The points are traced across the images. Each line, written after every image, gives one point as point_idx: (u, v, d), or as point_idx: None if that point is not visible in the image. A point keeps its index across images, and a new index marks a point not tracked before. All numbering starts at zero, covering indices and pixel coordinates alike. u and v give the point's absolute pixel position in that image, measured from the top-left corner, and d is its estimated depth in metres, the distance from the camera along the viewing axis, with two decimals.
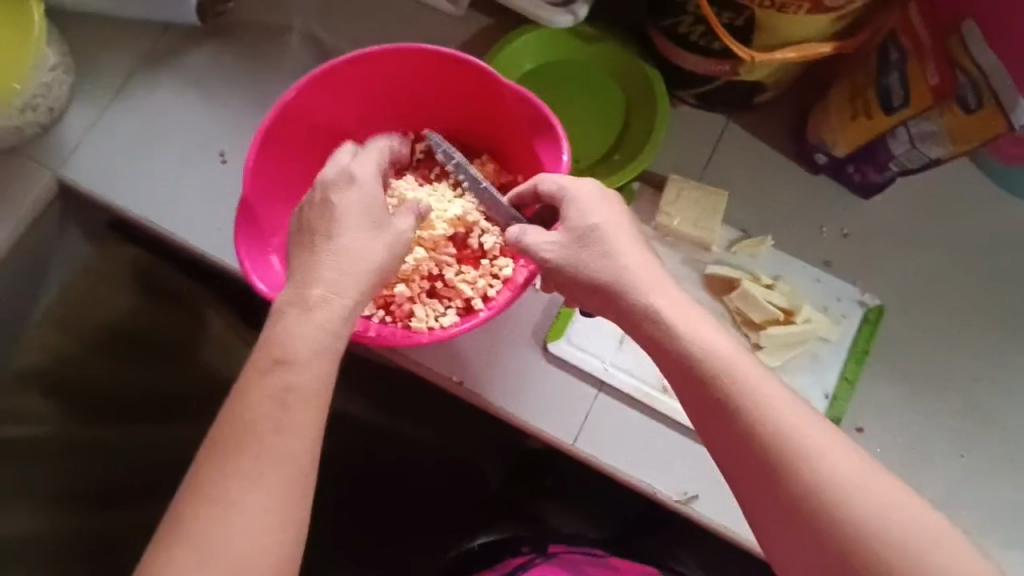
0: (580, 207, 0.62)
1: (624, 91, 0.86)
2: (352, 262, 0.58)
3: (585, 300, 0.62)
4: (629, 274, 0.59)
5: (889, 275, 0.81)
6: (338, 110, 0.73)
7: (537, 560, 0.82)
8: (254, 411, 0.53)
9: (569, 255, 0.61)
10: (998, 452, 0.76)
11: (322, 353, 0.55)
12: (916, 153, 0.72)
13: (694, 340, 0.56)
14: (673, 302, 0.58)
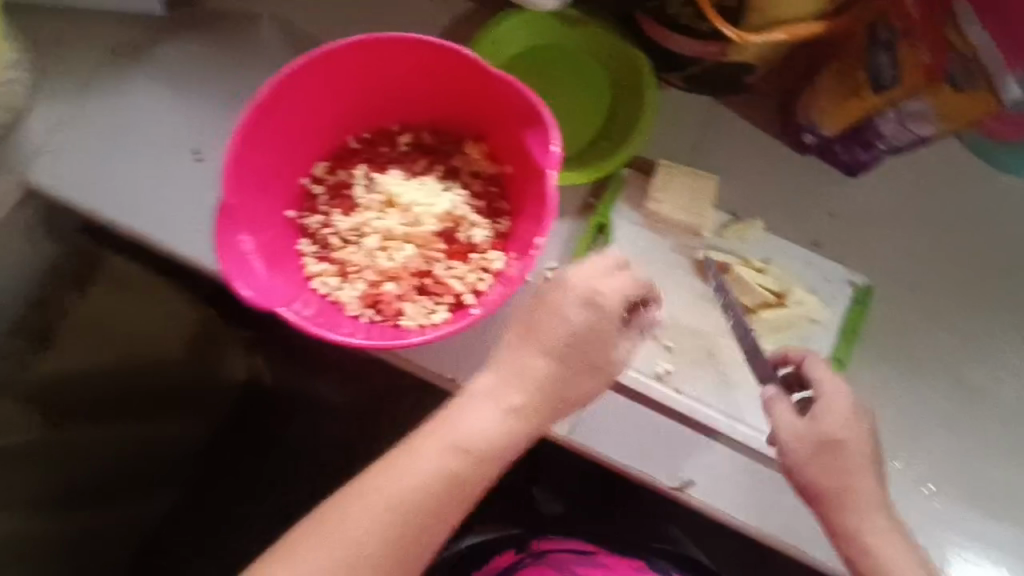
0: (835, 419, 0.67)
1: (613, 78, 0.85)
2: (552, 373, 0.67)
3: (802, 469, 0.68)
4: (846, 417, 0.68)
5: (876, 254, 0.81)
6: (320, 104, 0.72)
7: (527, 561, 0.80)
8: (424, 482, 0.63)
9: (804, 455, 0.67)
10: (985, 426, 0.77)
11: (482, 454, 0.64)
12: (906, 132, 0.72)
13: (834, 480, 0.66)
14: (856, 443, 0.67)
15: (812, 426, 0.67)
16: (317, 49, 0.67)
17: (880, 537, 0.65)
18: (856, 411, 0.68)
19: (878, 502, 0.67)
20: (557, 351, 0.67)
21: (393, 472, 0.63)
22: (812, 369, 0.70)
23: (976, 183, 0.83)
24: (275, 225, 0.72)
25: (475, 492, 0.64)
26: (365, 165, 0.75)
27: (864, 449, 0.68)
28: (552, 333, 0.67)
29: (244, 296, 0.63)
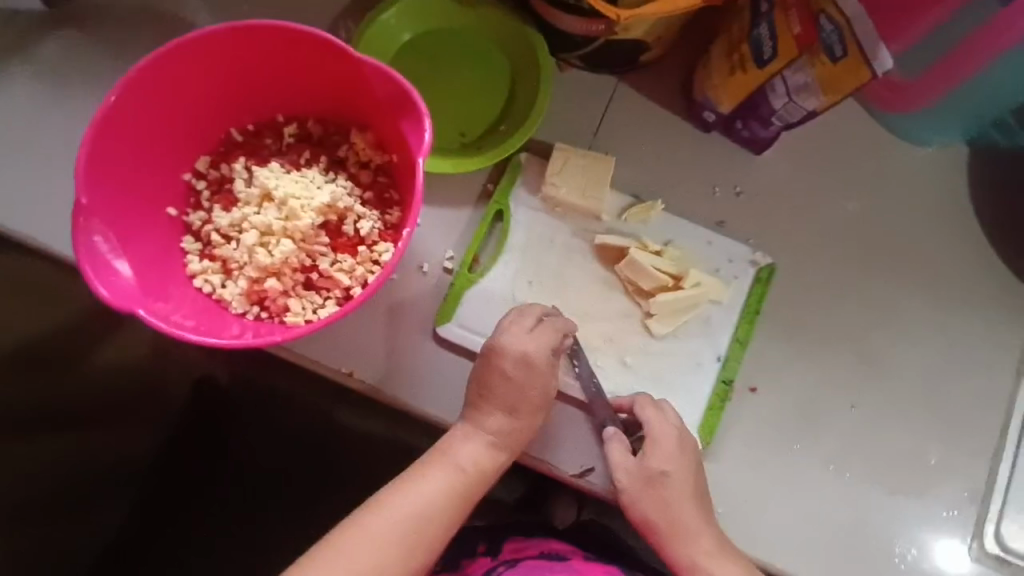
0: (660, 460, 0.69)
1: (510, 63, 0.83)
2: (517, 415, 0.68)
3: (636, 512, 0.70)
4: (668, 456, 0.69)
5: (782, 232, 0.80)
6: (194, 96, 0.71)
7: (500, 569, 0.76)
8: (442, 487, 0.66)
9: (638, 495, 0.69)
10: (890, 402, 0.76)
11: (461, 493, 0.67)
12: (793, 105, 0.70)
13: (679, 521, 0.68)
14: (681, 475, 0.69)
15: (638, 466, 0.69)
16: (178, 40, 0.66)
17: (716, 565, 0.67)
18: (677, 449, 0.70)
19: (705, 526, 0.69)
20: (520, 400, 0.68)
21: (405, 488, 0.66)
22: (641, 411, 0.71)
23: (881, 155, 0.81)
24: (147, 223, 0.69)
25: (470, 500, 0.67)
26: (244, 158, 0.73)
27: (690, 482, 0.69)
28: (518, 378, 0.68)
29: (98, 295, 0.61)
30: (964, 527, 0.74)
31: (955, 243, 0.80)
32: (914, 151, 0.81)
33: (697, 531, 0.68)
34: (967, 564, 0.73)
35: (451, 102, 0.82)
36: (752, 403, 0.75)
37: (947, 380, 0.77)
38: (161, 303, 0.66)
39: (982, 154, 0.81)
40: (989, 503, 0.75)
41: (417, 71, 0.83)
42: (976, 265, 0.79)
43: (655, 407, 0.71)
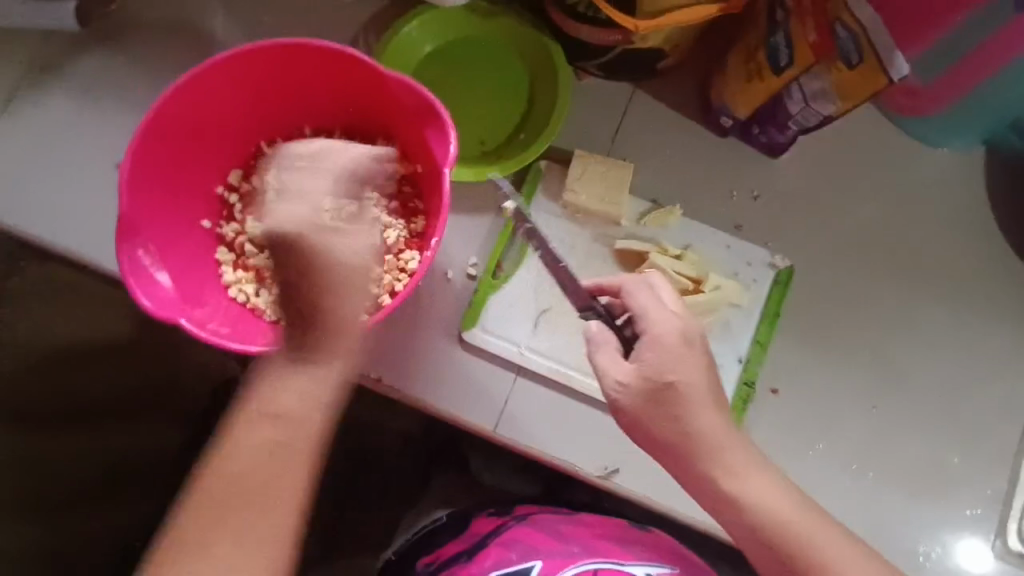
0: (659, 352, 0.61)
1: (530, 73, 0.85)
2: (331, 320, 0.60)
3: (643, 426, 0.61)
4: (673, 358, 0.61)
5: (800, 235, 0.81)
6: (227, 110, 0.73)
7: (510, 523, 0.76)
8: (315, 385, 0.59)
9: (642, 404, 0.61)
10: (910, 403, 0.77)
11: (320, 406, 0.59)
12: (811, 111, 0.71)
13: (695, 426, 0.61)
14: (689, 382, 0.61)
15: (637, 373, 0.61)
16: (210, 58, 0.67)
17: (746, 483, 0.62)
18: (681, 345, 0.62)
19: (729, 438, 0.62)
20: (321, 284, 0.60)
21: (277, 390, 0.59)
22: (630, 298, 0.64)
23: (897, 158, 0.82)
24: (183, 236, 0.71)
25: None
26: (274, 171, 0.75)
27: (697, 386, 0.62)
28: (315, 261, 0.61)
29: (142, 306, 0.62)
30: (985, 525, 0.75)
31: (973, 244, 0.80)
32: (930, 154, 0.82)
33: (712, 433, 0.62)
34: (988, 561, 0.74)
35: (473, 112, 0.84)
36: (774, 404, 0.77)
37: (967, 380, 0.78)
38: (199, 313, 0.68)
39: (998, 156, 0.81)
40: (1013, 502, 0.75)
41: (440, 82, 0.85)
42: (994, 266, 0.80)
43: (646, 285, 0.64)
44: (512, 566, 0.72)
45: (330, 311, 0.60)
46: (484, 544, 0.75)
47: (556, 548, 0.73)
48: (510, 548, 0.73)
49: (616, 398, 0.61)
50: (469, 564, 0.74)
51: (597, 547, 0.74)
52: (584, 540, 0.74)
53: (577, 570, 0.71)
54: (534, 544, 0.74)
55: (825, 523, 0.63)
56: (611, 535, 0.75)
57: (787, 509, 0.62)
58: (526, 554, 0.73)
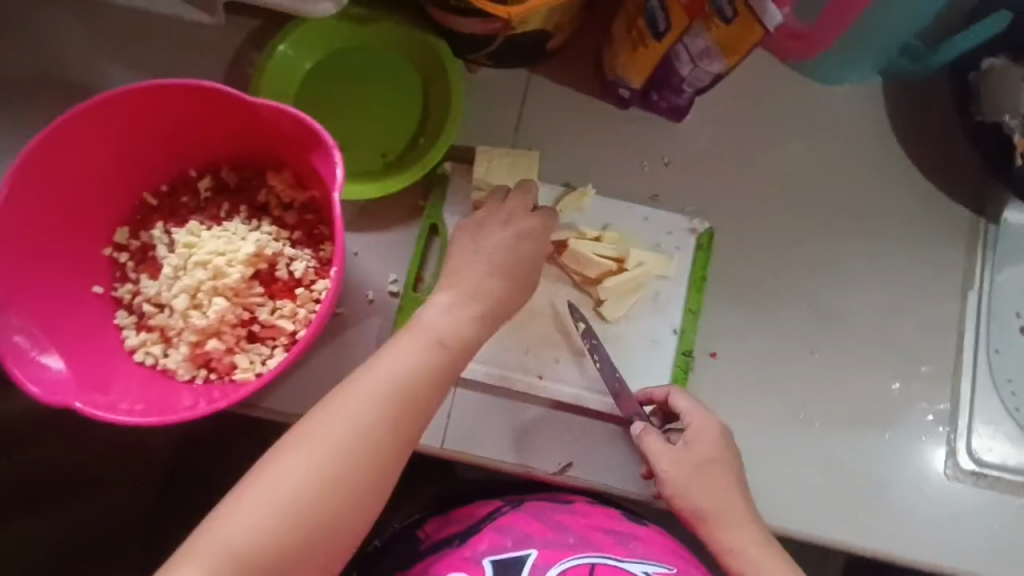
0: (701, 442, 0.68)
1: (419, 74, 0.81)
2: (510, 284, 0.66)
3: (684, 504, 0.67)
4: (713, 444, 0.68)
5: (715, 195, 0.80)
6: (95, 168, 0.68)
7: (505, 509, 0.72)
8: (418, 363, 0.60)
9: (684, 483, 0.67)
10: (847, 343, 0.78)
11: (403, 375, 0.59)
12: (700, 71, 0.70)
13: (728, 507, 0.67)
14: (724, 464, 0.68)
15: (681, 454, 0.68)
16: (59, 119, 0.63)
17: (754, 546, 0.65)
18: (722, 436, 0.69)
19: (752, 516, 0.67)
20: (498, 267, 0.66)
21: (376, 364, 0.60)
22: (675, 400, 0.70)
23: (797, 102, 0.82)
24: (72, 307, 0.67)
25: (422, 412, 0.59)
26: (162, 222, 0.70)
27: (732, 471, 0.68)
28: (525, 256, 0.68)
29: (32, 394, 0.60)
30: (937, 448, 0.75)
31: (882, 174, 0.81)
32: (829, 92, 0.82)
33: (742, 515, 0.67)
34: (944, 482, 0.75)
35: (366, 124, 0.81)
36: (715, 368, 0.76)
37: (897, 310, 0.78)
38: (105, 388, 0.64)
39: (892, 84, 0.82)
40: (958, 420, 0.76)
41: (324, 99, 0.80)
42: (906, 193, 0.80)
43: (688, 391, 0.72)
44: (506, 552, 0.69)
45: (475, 284, 0.65)
46: (478, 528, 0.71)
47: (551, 538, 0.69)
48: (505, 535, 0.70)
49: (664, 477, 0.68)
50: (462, 547, 0.70)
51: (594, 540, 0.69)
52: (580, 531, 0.70)
53: (572, 562, 0.68)
54: (529, 532, 0.70)
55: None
56: (608, 529, 0.71)
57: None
58: (521, 541, 0.69)
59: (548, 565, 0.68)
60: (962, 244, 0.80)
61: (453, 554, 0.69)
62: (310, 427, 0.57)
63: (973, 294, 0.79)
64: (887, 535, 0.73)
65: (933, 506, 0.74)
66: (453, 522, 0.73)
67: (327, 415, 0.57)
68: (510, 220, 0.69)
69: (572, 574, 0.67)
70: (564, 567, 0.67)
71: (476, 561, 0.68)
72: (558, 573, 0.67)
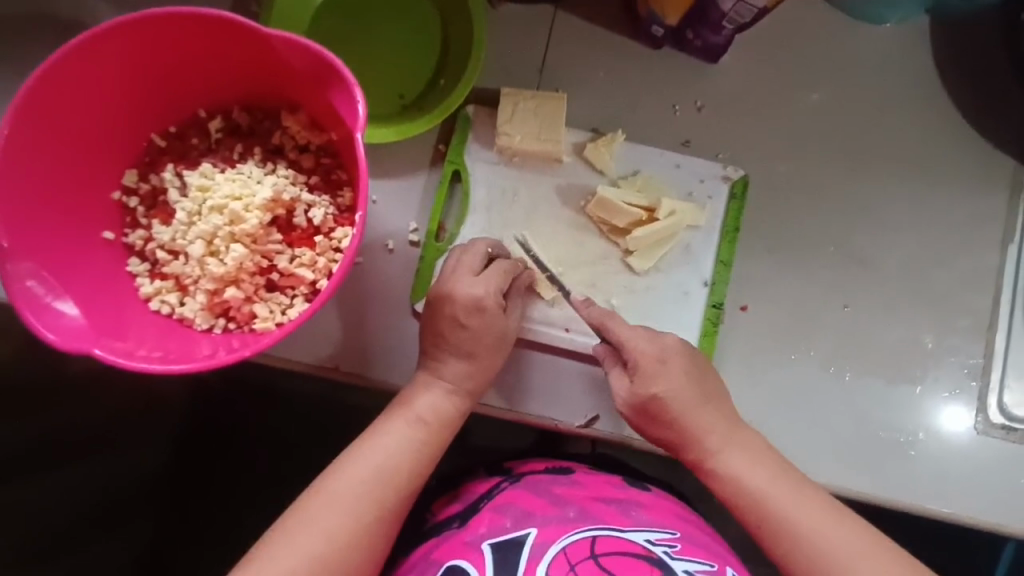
0: (640, 375, 0.66)
1: (438, 9, 0.77)
2: (479, 367, 0.66)
3: (655, 433, 0.67)
4: (658, 374, 0.66)
5: (750, 141, 0.77)
6: (100, 105, 0.64)
7: (505, 485, 0.69)
8: (408, 444, 0.62)
9: (641, 418, 0.67)
10: (880, 296, 0.76)
11: (388, 463, 0.61)
12: (743, 6, 0.66)
13: (700, 436, 0.65)
14: (673, 388, 0.66)
15: (632, 391, 0.66)
16: (58, 50, 0.58)
17: (743, 473, 0.63)
18: (660, 359, 0.66)
19: (723, 432, 0.65)
20: (468, 351, 0.65)
21: (362, 452, 0.61)
22: (612, 330, 0.68)
23: (839, 42, 0.77)
24: (83, 253, 0.65)
25: (404, 496, 0.61)
26: (173, 165, 0.67)
27: (684, 393, 0.66)
28: (489, 341, 0.66)
29: (47, 341, 0.57)
30: (968, 405, 0.74)
31: (925, 120, 0.77)
32: (873, 32, 0.77)
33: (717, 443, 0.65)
34: (974, 436, 0.74)
35: (383, 62, 0.76)
36: (745, 320, 0.75)
37: (934, 262, 0.76)
38: (124, 338, 0.62)
39: (940, 23, 0.77)
40: (990, 376, 0.75)
41: (339, 34, 0.76)
42: (949, 141, 0.77)
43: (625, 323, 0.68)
44: (506, 533, 0.63)
45: (457, 368, 0.65)
46: (478, 509, 0.67)
47: (551, 513, 0.64)
48: (505, 514, 0.65)
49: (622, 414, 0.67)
50: (462, 530, 0.65)
51: (594, 510, 0.65)
52: (580, 504, 0.65)
53: (574, 536, 0.62)
54: (528, 509, 0.65)
55: (805, 501, 0.61)
56: (610, 498, 0.67)
57: (777, 497, 0.62)
58: (521, 520, 0.64)
59: (548, 543, 0.62)
60: (1005, 193, 0.77)
61: (453, 539, 0.65)
62: (297, 517, 0.57)
63: (1014, 245, 0.77)
64: (915, 488, 0.73)
65: (960, 462, 0.73)
66: (453, 501, 0.70)
67: (323, 493, 0.58)
68: (459, 299, 0.65)
69: (574, 550, 0.61)
70: (565, 543, 0.61)
71: (475, 545, 0.63)
72: (559, 551, 0.61)
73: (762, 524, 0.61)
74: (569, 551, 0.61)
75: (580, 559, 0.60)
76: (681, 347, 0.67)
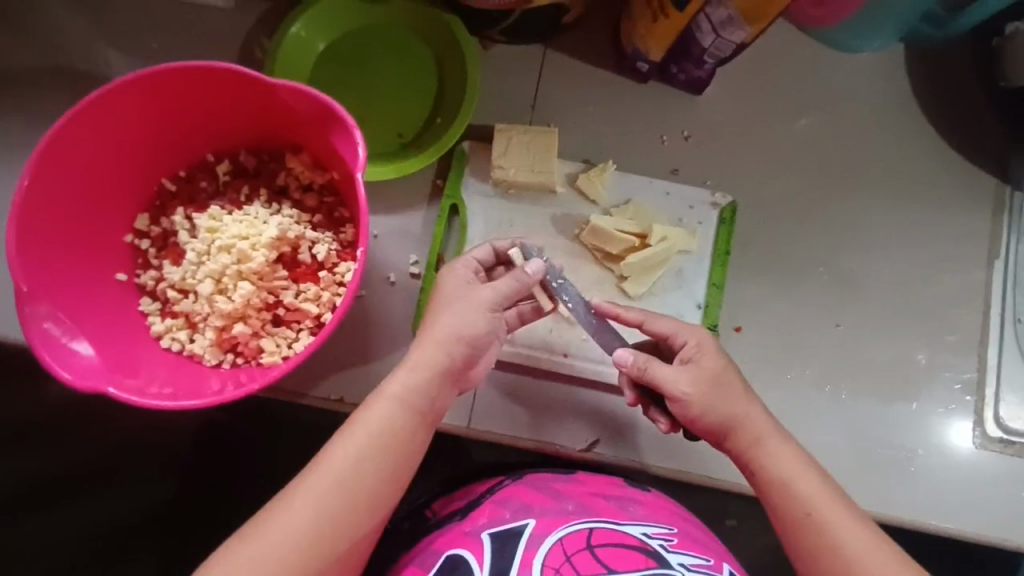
0: (699, 357, 0.65)
1: (435, 53, 0.80)
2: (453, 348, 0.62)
3: (703, 421, 0.64)
4: (712, 357, 0.65)
5: (736, 168, 0.79)
6: (112, 152, 0.67)
7: (506, 483, 0.71)
8: (378, 444, 0.59)
9: (701, 402, 0.64)
10: (871, 313, 0.77)
11: (358, 466, 0.58)
12: (723, 41, 0.69)
13: (747, 423, 0.64)
14: (728, 374, 0.65)
15: (690, 376, 0.64)
16: (75, 104, 0.61)
17: (788, 468, 0.62)
18: (707, 349, 0.66)
19: (768, 422, 0.64)
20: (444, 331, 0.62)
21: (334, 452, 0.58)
22: (655, 325, 0.68)
23: (818, 72, 0.80)
24: (98, 296, 0.67)
25: (375, 501, 0.58)
26: (182, 208, 0.70)
27: (734, 379, 0.65)
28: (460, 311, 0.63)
29: (64, 380, 0.58)
30: (963, 420, 0.75)
31: (906, 143, 0.80)
32: (850, 61, 0.81)
33: (766, 437, 0.63)
34: (970, 451, 0.75)
35: (383, 103, 0.80)
36: (740, 341, 0.76)
37: (922, 279, 0.78)
38: (136, 376, 0.64)
39: (916, 51, 0.80)
40: (985, 390, 0.76)
41: (340, 80, 0.79)
42: (930, 162, 0.80)
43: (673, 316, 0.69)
44: (504, 523, 0.64)
45: (430, 353, 0.62)
46: (480, 502, 0.68)
47: (549, 506, 0.66)
48: (505, 507, 0.66)
49: (678, 400, 0.64)
50: (462, 522, 0.66)
51: (593, 505, 0.66)
52: (577, 499, 0.67)
53: (569, 528, 0.62)
54: (528, 503, 0.66)
55: (847, 510, 0.59)
56: (608, 495, 0.68)
57: (820, 498, 0.60)
58: (520, 512, 0.65)
59: (545, 534, 0.62)
60: (987, 211, 0.79)
61: (454, 530, 0.66)
62: (263, 520, 0.55)
63: (999, 260, 0.78)
64: (914, 501, 0.73)
65: (959, 476, 0.74)
66: (455, 500, 0.72)
67: (292, 497, 0.56)
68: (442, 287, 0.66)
69: (569, 541, 0.61)
70: (561, 534, 0.62)
71: (474, 535, 0.64)
72: (555, 541, 0.61)
73: (796, 522, 0.60)
74: (565, 541, 0.61)
75: (576, 549, 0.60)
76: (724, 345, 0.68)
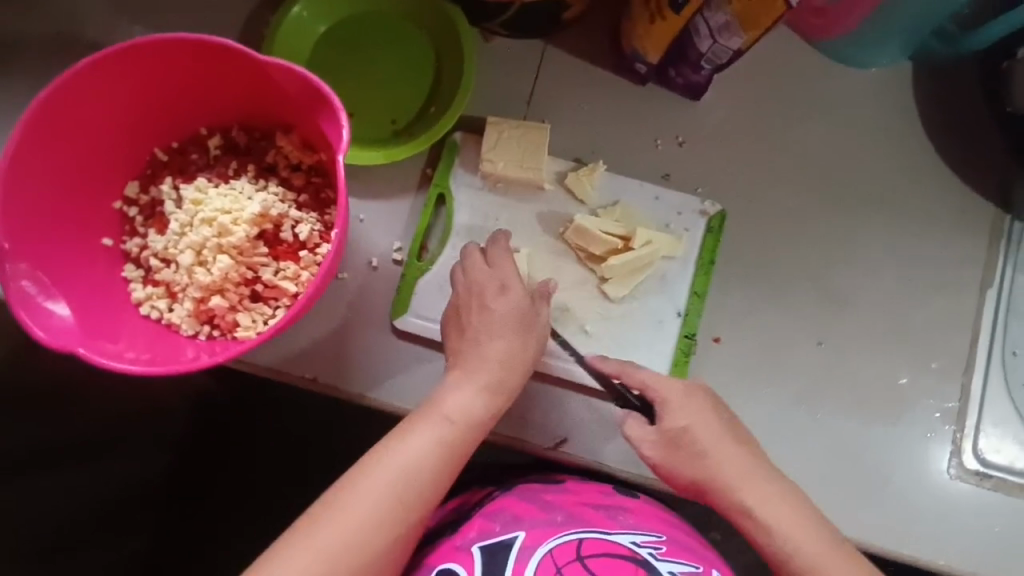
0: (668, 412, 0.65)
1: (434, 42, 0.80)
2: (510, 353, 0.65)
3: (678, 477, 0.64)
4: (683, 411, 0.65)
5: (729, 177, 0.78)
6: (107, 117, 0.68)
7: (496, 494, 0.69)
8: (434, 445, 0.60)
9: (667, 459, 0.64)
10: (853, 333, 0.76)
11: (419, 464, 0.59)
12: (719, 47, 0.68)
13: (725, 476, 0.62)
14: (700, 426, 0.64)
15: (659, 434, 0.65)
16: (71, 68, 0.62)
17: (775, 519, 0.60)
18: (680, 401, 0.65)
19: (751, 471, 0.63)
20: (501, 337, 0.65)
21: (390, 452, 0.59)
22: (630, 376, 0.68)
23: (821, 85, 0.79)
24: (84, 259, 0.69)
25: (431, 496, 0.58)
26: (171, 178, 0.71)
27: (709, 432, 0.64)
28: (513, 318, 0.66)
29: (36, 338, 0.59)
30: (942, 450, 0.74)
31: (905, 163, 0.78)
32: (854, 76, 0.79)
33: (750, 490, 0.62)
34: (946, 481, 0.73)
35: (379, 88, 0.80)
36: (717, 352, 0.75)
37: (911, 303, 0.76)
38: (112, 341, 0.65)
39: (922, 70, 0.79)
40: (966, 421, 0.75)
41: (337, 62, 0.80)
42: (930, 184, 0.78)
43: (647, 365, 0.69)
44: (494, 536, 0.63)
45: (484, 360, 0.64)
46: (470, 515, 0.67)
47: (540, 517, 0.65)
48: (494, 519, 0.65)
49: (647, 458, 0.65)
50: (453, 536, 0.65)
51: (583, 515, 0.65)
52: (568, 509, 0.66)
53: (561, 539, 0.62)
54: (517, 514, 0.65)
55: (848, 554, 0.59)
56: (597, 504, 0.67)
57: (812, 547, 0.59)
58: (509, 524, 0.64)
59: (535, 546, 0.62)
60: (985, 239, 0.77)
61: (444, 544, 0.65)
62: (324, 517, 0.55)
63: (992, 290, 0.77)
64: (887, 530, 0.72)
65: (934, 506, 0.73)
66: (447, 511, 0.71)
67: (349, 496, 0.56)
68: (483, 287, 0.67)
69: (561, 552, 0.61)
70: (552, 545, 0.62)
71: (464, 549, 0.63)
72: (547, 553, 0.61)
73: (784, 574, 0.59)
74: (556, 553, 0.61)
75: (567, 561, 0.60)
76: (703, 389, 0.67)
